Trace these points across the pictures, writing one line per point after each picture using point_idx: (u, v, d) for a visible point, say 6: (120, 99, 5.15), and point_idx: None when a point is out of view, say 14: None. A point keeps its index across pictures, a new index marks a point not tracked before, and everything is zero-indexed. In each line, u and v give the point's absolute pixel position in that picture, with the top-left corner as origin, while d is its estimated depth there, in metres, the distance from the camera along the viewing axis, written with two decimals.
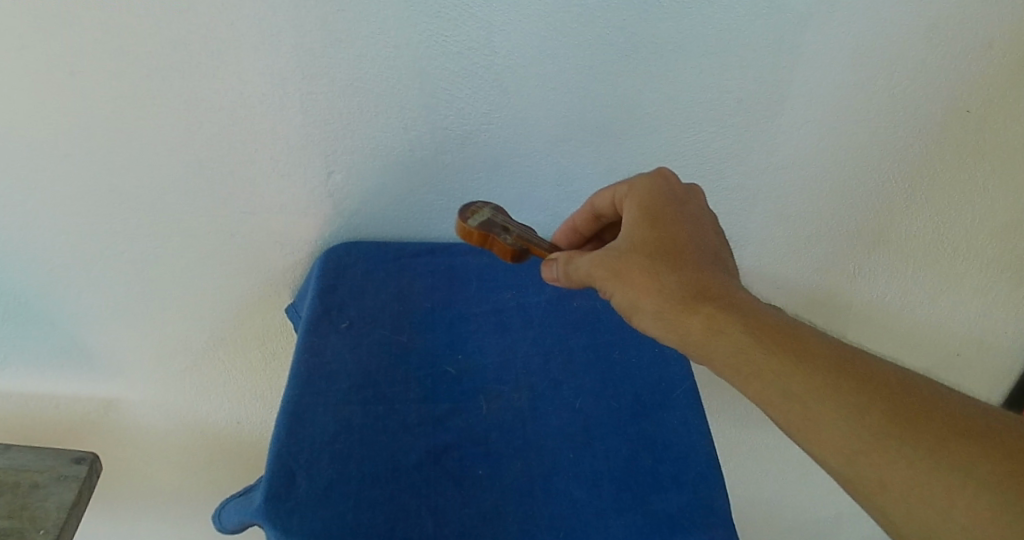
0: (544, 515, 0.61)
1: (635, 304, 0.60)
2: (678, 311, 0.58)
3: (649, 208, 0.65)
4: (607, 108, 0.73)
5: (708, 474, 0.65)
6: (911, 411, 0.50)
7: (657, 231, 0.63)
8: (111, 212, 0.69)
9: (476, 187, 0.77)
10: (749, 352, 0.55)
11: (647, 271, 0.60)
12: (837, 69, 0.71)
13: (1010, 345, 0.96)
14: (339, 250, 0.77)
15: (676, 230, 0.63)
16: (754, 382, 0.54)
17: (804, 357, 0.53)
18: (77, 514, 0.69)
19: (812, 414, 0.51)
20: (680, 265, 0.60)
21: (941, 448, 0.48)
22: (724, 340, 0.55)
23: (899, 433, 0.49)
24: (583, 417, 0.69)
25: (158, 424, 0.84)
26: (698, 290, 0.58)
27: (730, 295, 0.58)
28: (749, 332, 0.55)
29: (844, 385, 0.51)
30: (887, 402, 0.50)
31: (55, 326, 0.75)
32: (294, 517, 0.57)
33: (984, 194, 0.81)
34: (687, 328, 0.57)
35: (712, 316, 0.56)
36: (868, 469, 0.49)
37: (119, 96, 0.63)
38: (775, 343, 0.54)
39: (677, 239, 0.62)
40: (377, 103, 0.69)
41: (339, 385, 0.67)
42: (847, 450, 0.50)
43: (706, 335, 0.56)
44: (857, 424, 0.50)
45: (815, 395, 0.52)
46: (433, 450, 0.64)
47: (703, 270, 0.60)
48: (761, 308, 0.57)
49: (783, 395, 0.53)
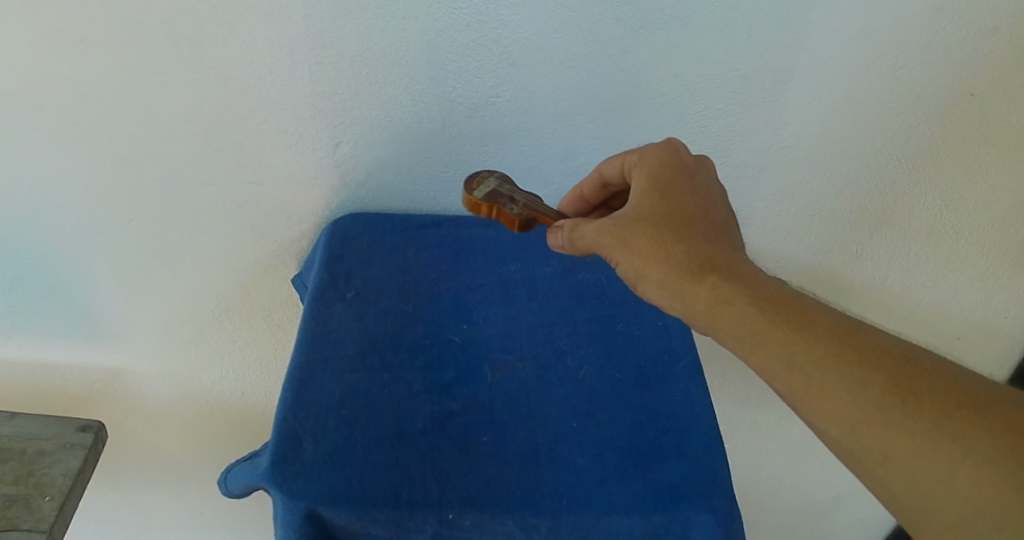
0: (548, 482, 0.57)
1: (634, 269, 0.55)
2: (681, 277, 0.53)
3: (660, 174, 0.59)
4: (613, 83, 0.70)
5: (712, 444, 0.60)
6: (911, 378, 0.47)
7: (666, 198, 0.57)
8: (115, 184, 0.69)
9: (483, 161, 0.74)
10: (753, 322, 0.50)
11: (651, 235, 0.55)
12: (843, 48, 0.69)
13: (1009, 330, 0.93)
14: (345, 222, 0.73)
15: (688, 198, 0.57)
16: (756, 353, 0.50)
17: (806, 323, 0.50)
18: (85, 480, 0.74)
19: (814, 384, 0.48)
20: (687, 233, 0.55)
21: (942, 419, 0.45)
22: (727, 309, 0.51)
23: (902, 402, 0.46)
24: (589, 385, 0.63)
25: (164, 394, 0.86)
26: (699, 254, 0.54)
27: (733, 259, 0.54)
28: (755, 301, 0.51)
29: (848, 355, 0.48)
30: (889, 372, 0.47)
31: (62, 297, 0.76)
32: (300, 480, 0.54)
33: (986, 179, 0.80)
34: (691, 298, 0.52)
35: (716, 283, 0.52)
36: (870, 440, 0.46)
37: (123, 66, 0.62)
38: (779, 312, 0.50)
39: (683, 202, 0.57)
40: (385, 75, 0.66)
41: (346, 352, 0.63)
42: (849, 421, 0.47)
43: (710, 303, 0.52)
44: (859, 393, 0.47)
45: (818, 364, 0.48)
46: (438, 417, 0.60)
47: (708, 234, 0.55)
48: (765, 276, 0.53)
49: (787, 365, 0.49)
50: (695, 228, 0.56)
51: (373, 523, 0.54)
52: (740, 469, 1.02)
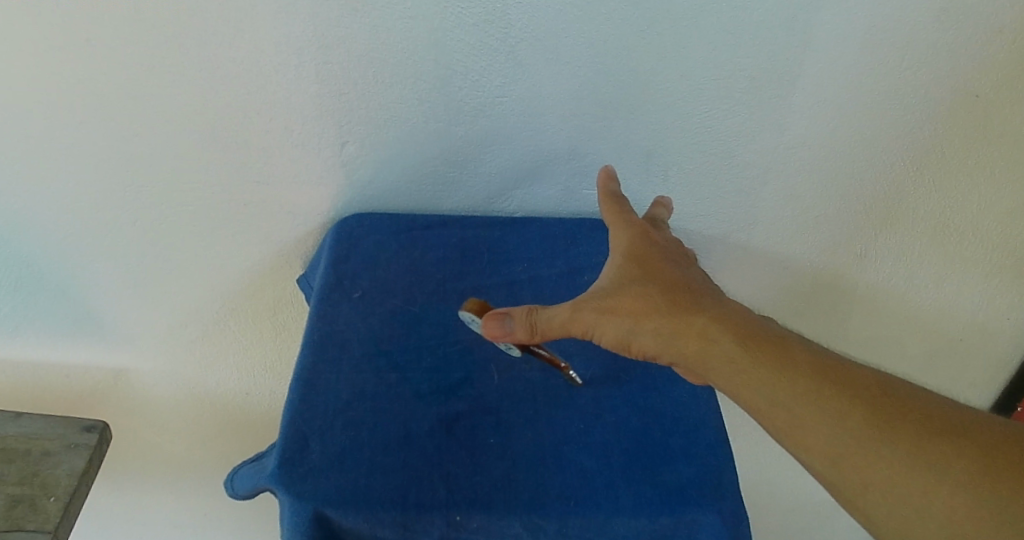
0: (555, 484, 0.57)
1: (625, 328, 0.55)
2: (665, 323, 0.54)
3: (635, 245, 0.61)
4: (620, 83, 0.69)
5: (719, 447, 0.60)
6: (890, 409, 0.48)
7: (646, 264, 0.59)
8: (120, 184, 0.69)
9: (489, 161, 0.73)
10: (737, 361, 0.51)
11: (632, 293, 0.56)
12: (851, 49, 0.69)
13: (1012, 331, 0.93)
14: (350, 221, 0.73)
15: (665, 262, 0.59)
16: (740, 392, 0.51)
17: (787, 359, 0.50)
18: (89, 480, 0.74)
19: (797, 420, 0.49)
20: (668, 287, 0.56)
21: (922, 449, 0.46)
22: (711, 349, 0.52)
23: (881, 434, 0.47)
24: (596, 387, 0.63)
25: (168, 394, 0.86)
26: (681, 301, 0.55)
27: (714, 302, 0.55)
28: (738, 341, 0.52)
29: (829, 390, 0.49)
30: (870, 404, 0.48)
31: (66, 297, 0.76)
32: (308, 482, 0.54)
33: (992, 180, 0.80)
34: (676, 343, 0.53)
35: (700, 326, 0.53)
36: (854, 473, 0.47)
37: (129, 66, 0.62)
38: (760, 350, 0.51)
39: (661, 264, 0.59)
40: (391, 74, 0.66)
41: (352, 353, 0.63)
42: (833, 456, 0.48)
43: (695, 345, 0.52)
44: (841, 427, 0.48)
45: (800, 400, 0.49)
46: (445, 418, 0.60)
47: (688, 287, 0.57)
48: (748, 317, 0.54)
49: (771, 403, 0.49)
50: (676, 278, 0.57)
51: (381, 524, 0.54)
52: (744, 469, 1.02)
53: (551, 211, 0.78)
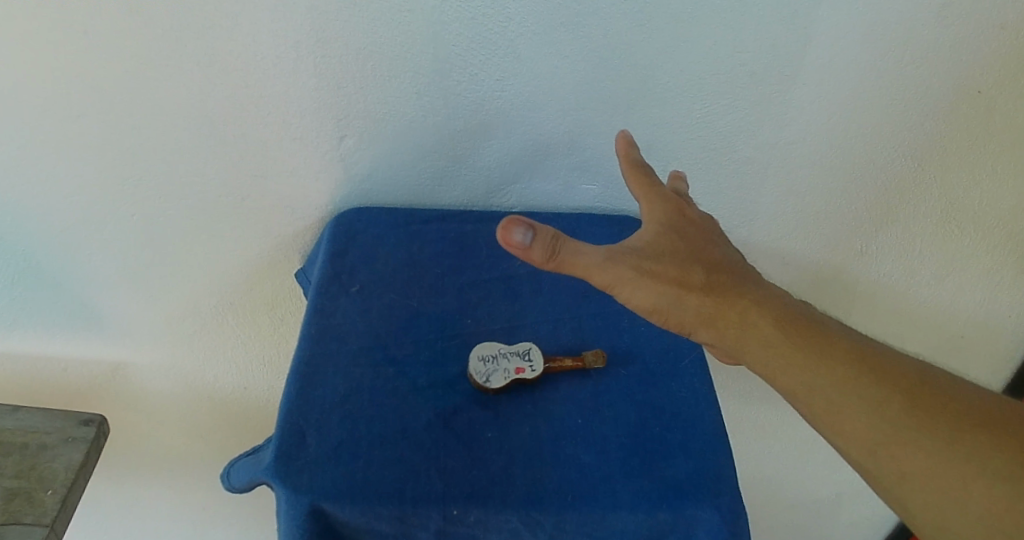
0: (553, 478, 0.57)
1: (667, 301, 0.54)
2: (710, 307, 0.54)
3: (673, 218, 0.58)
4: (619, 78, 0.69)
5: (717, 442, 0.60)
6: (924, 400, 0.51)
7: (684, 239, 0.57)
8: (118, 177, 0.69)
9: (488, 156, 0.73)
10: (778, 346, 0.53)
11: (674, 269, 0.55)
12: (851, 44, 0.69)
13: (1012, 329, 0.93)
14: (348, 215, 0.73)
15: (703, 241, 0.58)
16: (780, 377, 0.53)
17: (826, 348, 0.53)
18: (87, 474, 0.74)
19: (835, 406, 0.52)
20: (710, 268, 0.56)
21: (956, 439, 0.50)
22: (754, 335, 0.54)
23: (916, 424, 0.50)
24: (594, 382, 0.63)
25: (167, 388, 0.86)
26: (723, 283, 0.55)
27: (755, 287, 0.56)
28: (781, 330, 0.54)
29: (866, 380, 0.52)
30: (905, 396, 0.51)
31: (64, 290, 0.76)
32: (304, 475, 0.54)
33: (993, 177, 0.79)
34: (720, 327, 0.54)
35: (743, 311, 0.54)
36: (888, 460, 0.50)
37: (127, 58, 0.62)
38: (802, 338, 0.53)
39: (699, 242, 0.57)
40: (390, 68, 0.66)
41: (350, 347, 0.62)
42: (868, 442, 0.51)
43: (738, 330, 0.54)
44: (876, 415, 0.51)
45: (838, 387, 0.52)
46: (442, 413, 0.59)
47: (727, 268, 0.57)
48: (788, 303, 0.56)
49: (811, 389, 0.52)
50: (716, 259, 0.57)
51: (378, 519, 0.54)
52: (743, 466, 1.02)
53: (551, 206, 0.78)
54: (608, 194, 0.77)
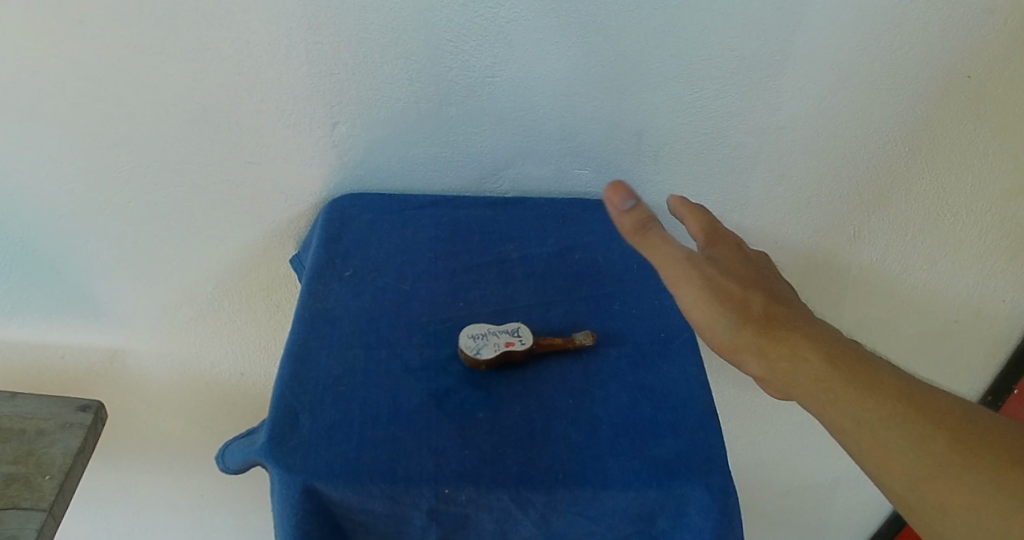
0: (543, 458, 0.57)
1: (719, 324, 0.52)
2: (760, 332, 0.52)
3: (733, 250, 0.58)
4: (610, 64, 0.70)
5: (708, 422, 0.60)
6: (974, 438, 0.46)
7: (744, 270, 0.56)
8: (114, 164, 0.70)
9: (481, 141, 0.74)
10: (827, 378, 0.50)
11: (727, 292, 0.54)
12: (840, 29, 0.69)
13: (1007, 314, 0.94)
14: (342, 202, 0.74)
15: (760, 275, 0.57)
16: (827, 410, 0.49)
17: (872, 378, 0.49)
18: (83, 460, 0.75)
19: (878, 439, 0.47)
20: (764, 299, 0.54)
21: (1013, 482, 0.44)
22: (799, 362, 0.51)
23: (963, 461, 0.45)
24: (585, 363, 0.63)
25: (164, 376, 0.86)
26: (777, 314, 0.53)
27: (812, 321, 0.54)
28: (829, 359, 0.51)
29: (913, 413, 0.47)
30: (954, 431, 0.46)
31: (61, 277, 0.77)
32: (298, 455, 0.55)
33: (985, 162, 0.80)
34: (768, 352, 0.51)
35: (794, 340, 0.52)
36: (930, 498, 0.45)
37: (122, 45, 0.63)
38: (849, 367, 0.50)
39: (758, 274, 0.56)
40: (382, 54, 0.66)
41: (343, 329, 0.63)
42: (911, 478, 0.45)
43: (785, 357, 0.51)
44: (920, 449, 0.46)
45: (883, 420, 0.47)
46: (435, 394, 0.60)
47: (785, 303, 0.55)
48: (841, 338, 0.53)
49: (852, 418, 0.48)
50: (773, 293, 0.55)
51: (370, 498, 0.55)
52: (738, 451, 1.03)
53: (543, 191, 0.79)
54: (601, 180, 0.78)
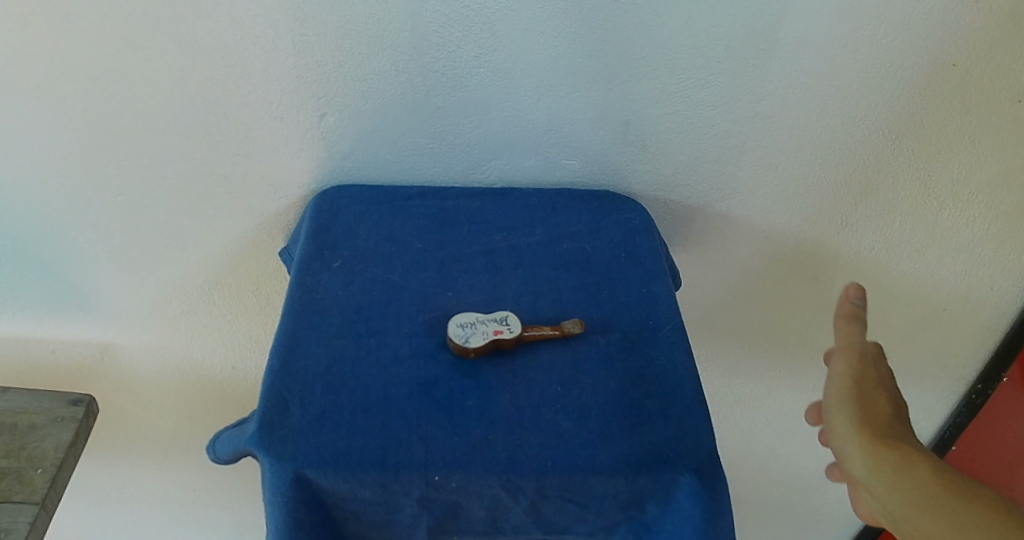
0: (533, 445, 0.57)
1: (845, 420, 0.56)
2: (875, 435, 0.54)
3: (876, 365, 0.60)
4: (595, 53, 0.70)
5: (696, 407, 0.60)
6: None
7: (879, 377, 0.59)
8: (102, 158, 0.70)
9: (468, 132, 0.74)
10: (932, 490, 0.51)
11: (855, 395, 0.57)
12: (826, 18, 0.70)
13: (996, 302, 0.95)
14: (331, 193, 0.74)
15: (892, 389, 0.58)
16: (920, 517, 0.50)
17: (980, 503, 0.50)
18: (76, 452, 0.75)
19: None
20: (890, 402, 0.57)
21: None
22: (914, 477, 0.51)
23: None
24: (574, 350, 0.64)
25: (156, 369, 0.87)
26: (897, 426, 0.55)
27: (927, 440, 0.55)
28: (940, 477, 0.51)
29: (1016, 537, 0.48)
30: None
31: (52, 271, 0.78)
32: (288, 444, 0.55)
33: (972, 150, 0.81)
34: (880, 454, 0.53)
35: (908, 451, 0.53)
36: None
37: (108, 39, 0.63)
38: (959, 489, 0.51)
39: (888, 386, 0.58)
40: (369, 45, 0.67)
41: (332, 319, 0.63)
42: None
43: (897, 462, 0.52)
44: None
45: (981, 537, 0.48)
46: (424, 382, 0.60)
47: (904, 415, 0.57)
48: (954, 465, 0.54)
49: (950, 529, 0.49)
50: (898, 403, 0.57)
51: (360, 485, 0.55)
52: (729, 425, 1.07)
53: (532, 181, 0.79)
54: (588, 169, 0.78)
